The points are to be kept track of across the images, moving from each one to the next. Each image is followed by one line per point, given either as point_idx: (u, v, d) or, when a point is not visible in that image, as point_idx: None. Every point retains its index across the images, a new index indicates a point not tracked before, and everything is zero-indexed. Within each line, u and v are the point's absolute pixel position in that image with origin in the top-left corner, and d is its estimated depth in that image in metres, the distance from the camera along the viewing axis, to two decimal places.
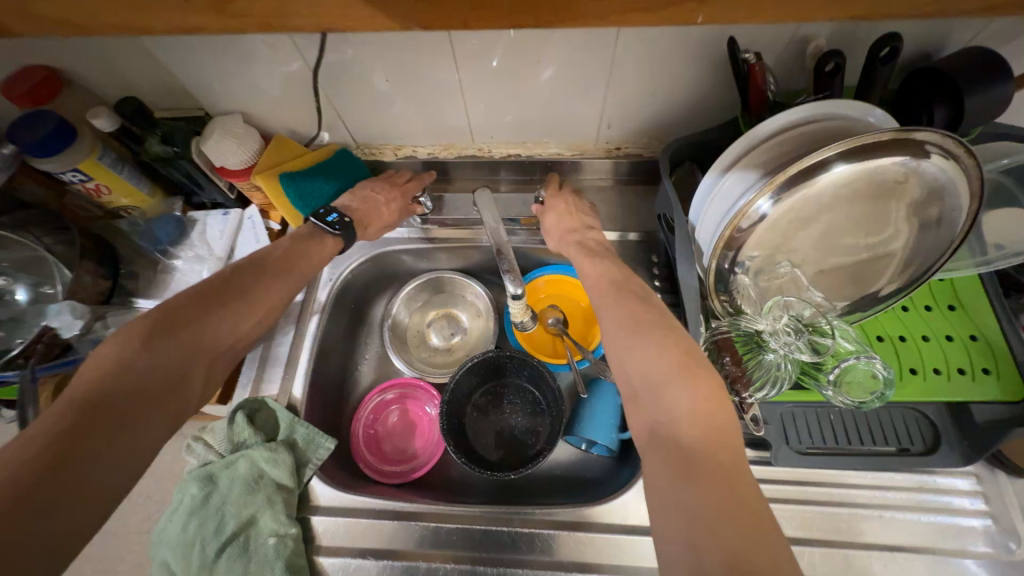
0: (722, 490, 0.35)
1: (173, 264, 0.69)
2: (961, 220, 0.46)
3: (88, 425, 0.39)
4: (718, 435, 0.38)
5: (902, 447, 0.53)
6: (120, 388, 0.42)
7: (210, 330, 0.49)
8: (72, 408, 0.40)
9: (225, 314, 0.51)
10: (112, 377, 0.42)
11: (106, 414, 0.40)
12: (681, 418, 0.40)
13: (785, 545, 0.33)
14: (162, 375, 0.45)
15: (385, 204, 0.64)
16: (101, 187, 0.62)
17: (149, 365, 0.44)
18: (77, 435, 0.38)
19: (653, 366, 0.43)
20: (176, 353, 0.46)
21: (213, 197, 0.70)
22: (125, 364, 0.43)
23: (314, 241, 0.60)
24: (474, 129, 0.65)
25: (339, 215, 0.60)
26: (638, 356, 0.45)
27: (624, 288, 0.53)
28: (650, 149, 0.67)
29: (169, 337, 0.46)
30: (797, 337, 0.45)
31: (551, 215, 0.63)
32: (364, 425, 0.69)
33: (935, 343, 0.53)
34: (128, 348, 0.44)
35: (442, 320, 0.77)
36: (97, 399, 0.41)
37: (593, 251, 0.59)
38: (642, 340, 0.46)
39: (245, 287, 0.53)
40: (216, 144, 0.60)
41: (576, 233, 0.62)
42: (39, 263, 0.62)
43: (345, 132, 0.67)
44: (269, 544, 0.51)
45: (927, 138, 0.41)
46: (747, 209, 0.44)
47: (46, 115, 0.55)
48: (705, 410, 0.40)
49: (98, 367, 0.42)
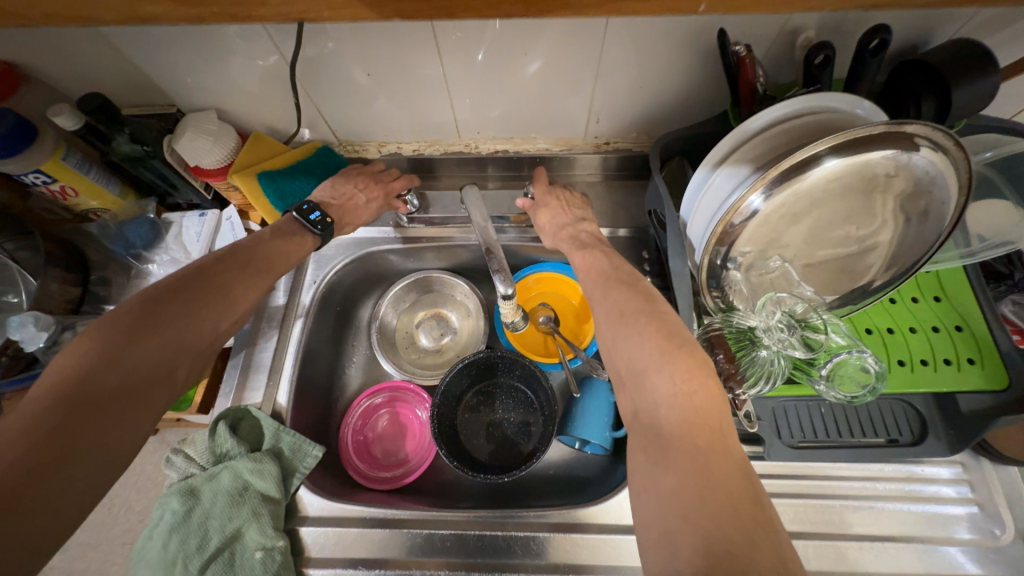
0: (704, 477, 0.34)
1: (148, 269, 0.66)
2: (950, 213, 0.46)
3: (62, 430, 0.36)
4: (698, 417, 0.37)
5: (891, 439, 0.54)
6: (96, 390, 0.39)
7: (194, 327, 0.45)
8: (43, 411, 0.37)
9: (210, 309, 0.47)
10: (86, 377, 0.39)
11: (80, 419, 0.37)
12: (661, 403, 0.39)
13: (791, 548, 0.32)
14: (142, 375, 0.41)
15: (367, 202, 0.62)
16: (67, 189, 0.59)
17: (128, 365, 0.41)
18: (50, 441, 0.36)
19: (637, 353, 0.42)
20: (156, 351, 0.43)
21: (189, 197, 0.68)
22: (101, 364, 0.40)
23: (293, 241, 0.56)
24: (461, 125, 0.64)
25: (322, 212, 0.57)
26: (622, 344, 0.44)
27: (612, 275, 0.52)
28: (639, 143, 0.66)
29: (148, 335, 0.42)
30: (790, 333, 0.45)
31: (544, 211, 0.62)
32: (352, 431, 0.67)
33: (922, 335, 0.54)
34: (103, 346, 0.40)
35: (431, 320, 0.75)
36: (69, 402, 0.38)
37: (586, 244, 0.57)
38: (625, 326, 0.45)
39: (225, 282, 0.49)
40: (190, 143, 0.57)
41: (569, 228, 0.60)
42: (2, 270, 0.59)
43: (326, 129, 0.65)
44: (256, 557, 0.49)
45: (918, 131, 0.41)
46: (739, 204, 0.43)
47: (3, 113, 0.52)
48: (684, 393, 0.38)
49: (69, 365, 0.39)
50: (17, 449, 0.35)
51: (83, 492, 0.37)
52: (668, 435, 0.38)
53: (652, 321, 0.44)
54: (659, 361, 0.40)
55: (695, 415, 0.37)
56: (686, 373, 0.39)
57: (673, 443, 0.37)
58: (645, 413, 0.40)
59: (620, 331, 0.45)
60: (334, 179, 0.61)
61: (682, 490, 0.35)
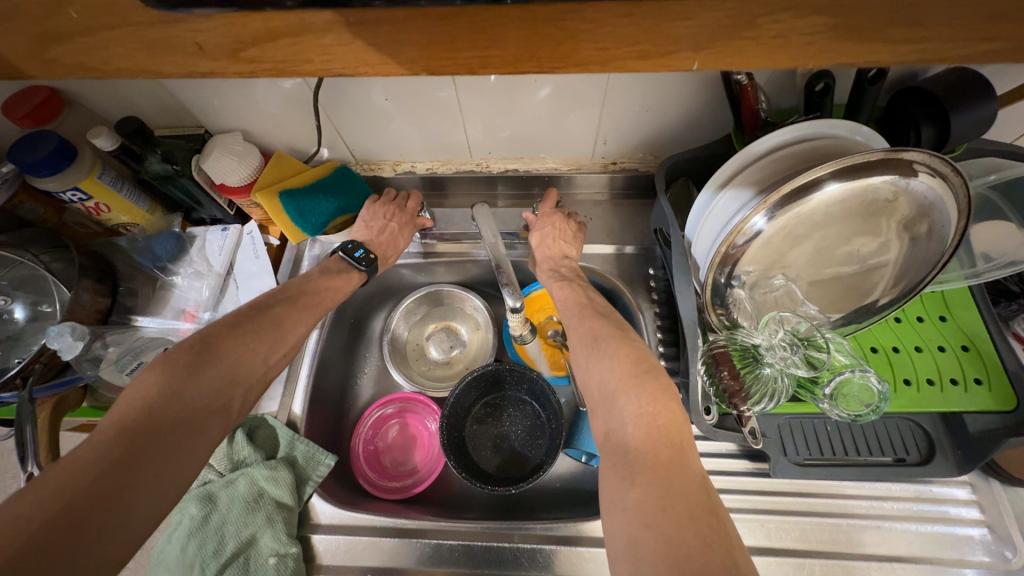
0: (666, 485, 0.36)
1: (172, 281, 0.69)
2: (951, 235, 0.47)
3: (121, 461, 0.36)
4: (661, 434, 0.40)
5: (898, 457, 0.54)
6: (158, 420, 0.39)
7: (249, 359, 0.47)
8: (106, 442, 0.36)
9: (263, 342, 0.49)
10: (151, 408, 0.39)
11: (140, 450, 0.37)
12: (629, 422, 0.42)
13: (746, 558, 0.33)
14: (199, 406, 0.42)
15: (399, 230, 0.66)
16: (100, 206, 0.63)
17: (188, 397, 0.41)
18: (109, 471, 0.35)
19: (610, 375, 0.46)
20: (213, 385, 0.44)
21: (213, 213, 0.71)
22: (164, 396, 0.40)
23: (343, 277, 0.60)
24: (472, 145, 0.66)
25: (366, 250, 0.62)
26: (594, 366, 0.49)
27: (588, 306, 0.56)
28: (646, 164, 0.68)
29: (207, 367, 0.44)
30: (793, 352, 0.47)
31: (538, 232, 0.64)
32: (364, 440, 0.69)
33: (928, 354, 0.54)
34: (167, 378, 0.41)
35: (441, 333, 0.77)
36: (132, 433, 0.37)
37: (565, 277, 0.61)
38: (599, 349, 0.50)
39: (279, 315, 0.52)
40: (216, 162, 0.61)
41: (552, 261, 0.64)
42: (38, 281, 0.62)
43: (344, 149, 0.68)
44: (269, 564, 0.51)
45: (915, 158, 0.42)
46: (742, 225, 0.44)
47: (48, 135, 0.55)
48: (649, 412, 0.42)
49: (135, 397, 0.40)
50: (76, 480, 0.34)
51: (134, 529, 0.35)
52: (636, 451, 0.40)
53: (622, 346, 0.49)
54: (628, 384, 0.44)
55: (659, 431, 0.40)
56: (651, 396, 0.43)
57: (639, 457, 0.39)
58: (614, 432, 0.43)
59: (594, 355, 0.50)
60: (365, 217, 0.65)
61: (646, 501, 0.36)
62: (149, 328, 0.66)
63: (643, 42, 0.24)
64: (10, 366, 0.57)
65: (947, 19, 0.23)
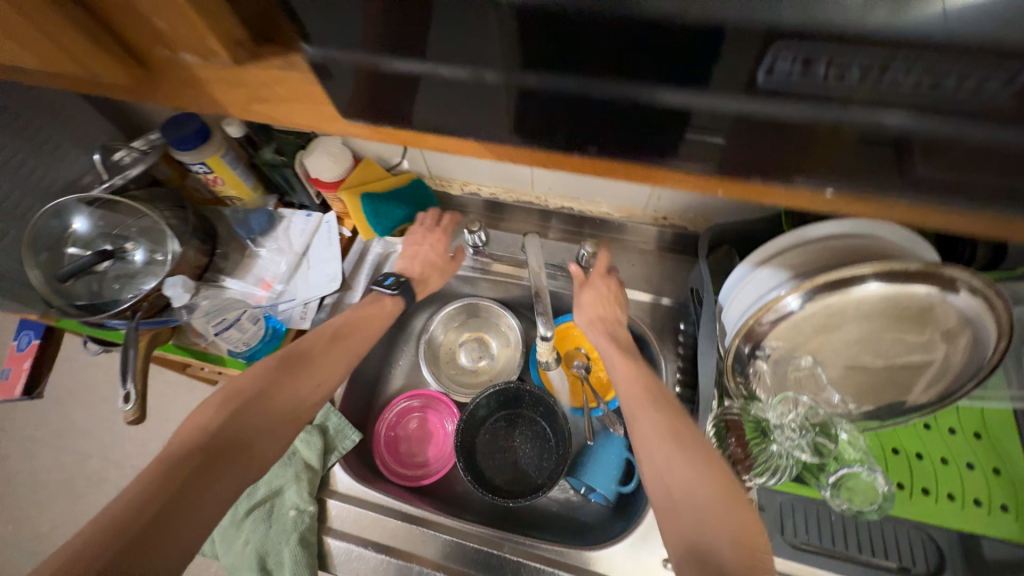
0: None
1: (258, 251, 0.80)
2: (989, 355, 0.46)
3: (192, 469, 0.46)
4: (751, 558, 0.41)
5: (902, 565, 0.52)
6: (225, 438, 0.49)
7: (303, 387, 0.57)
8: (183, 452, 0.47)
9: (315, 370, 0.59)
10: (219, 421, 0.49)
11: (207, 459, 0.47)
12: (723, 542, 0.42)
13: None
14: (255, 418, 0.51)
15: (429, 248, 0.71)
16: (218, 179, 0.74)
17: (249, 413, 0.51)
18: (185, 476, 0.45)
19: (699, 485, 0.46)
20: (270, 408, 0.54)
21: (302, 200, 0.81)
22: (229, 412, 0.51)
23: (374, 304, 0.67)
24: (535, 180, 0.72)
25: (393, 276, 0.69)
26: (677, 467, 0.48)
27: (614, 349, 0.60)
28: (695, 224, 0.71)
29: (265, 394, 0.54)
30: (801, 436, 0.52)
31: (589, 291, 0.65)
32: (386, 426, 0.75)
33: (953, 468, 0.53)
34: (235, 398, 0.52)
35: (473, 342, 0.83)
36: (202, 446, 0.48)
37: (624, 347, 0.61)
38: (687, 451, 0.48)
39: (329, 344, 0.62)
40: (317, 159, 0.71)
41: (603, 322, 0.64)
42: (157, 232, 0.73)
43: (422, 163, 0.76)
44: (290, 515, 0.58)
45: (959, 275, 0.43)
46: (776, 302, 0.46)
47: (191, 117, 0.67)
48: (743, 535, 0.42)
49: (202, 418, 0.50)
50: (157, 476, 0.44)
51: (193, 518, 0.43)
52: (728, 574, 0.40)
53: (708, 451, 0.48)
54: (724, 505, 0.44)
55: (745, 554, 0.41)
56: (741, 517, 0.43)
57: None
58: (703, 545, 0.43)
59: (679, 454, 0.48)
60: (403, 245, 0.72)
61: None
62: (233, 290, 0.77)
63: (685, 157, 0.30)
64: (123, 299, 0.68)
65: (966, 183, 0.26)
